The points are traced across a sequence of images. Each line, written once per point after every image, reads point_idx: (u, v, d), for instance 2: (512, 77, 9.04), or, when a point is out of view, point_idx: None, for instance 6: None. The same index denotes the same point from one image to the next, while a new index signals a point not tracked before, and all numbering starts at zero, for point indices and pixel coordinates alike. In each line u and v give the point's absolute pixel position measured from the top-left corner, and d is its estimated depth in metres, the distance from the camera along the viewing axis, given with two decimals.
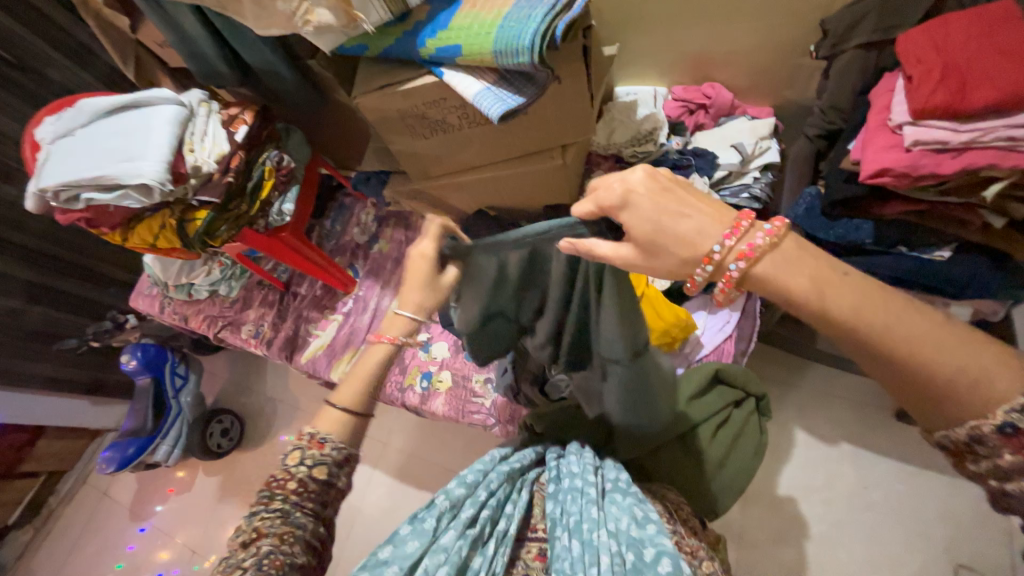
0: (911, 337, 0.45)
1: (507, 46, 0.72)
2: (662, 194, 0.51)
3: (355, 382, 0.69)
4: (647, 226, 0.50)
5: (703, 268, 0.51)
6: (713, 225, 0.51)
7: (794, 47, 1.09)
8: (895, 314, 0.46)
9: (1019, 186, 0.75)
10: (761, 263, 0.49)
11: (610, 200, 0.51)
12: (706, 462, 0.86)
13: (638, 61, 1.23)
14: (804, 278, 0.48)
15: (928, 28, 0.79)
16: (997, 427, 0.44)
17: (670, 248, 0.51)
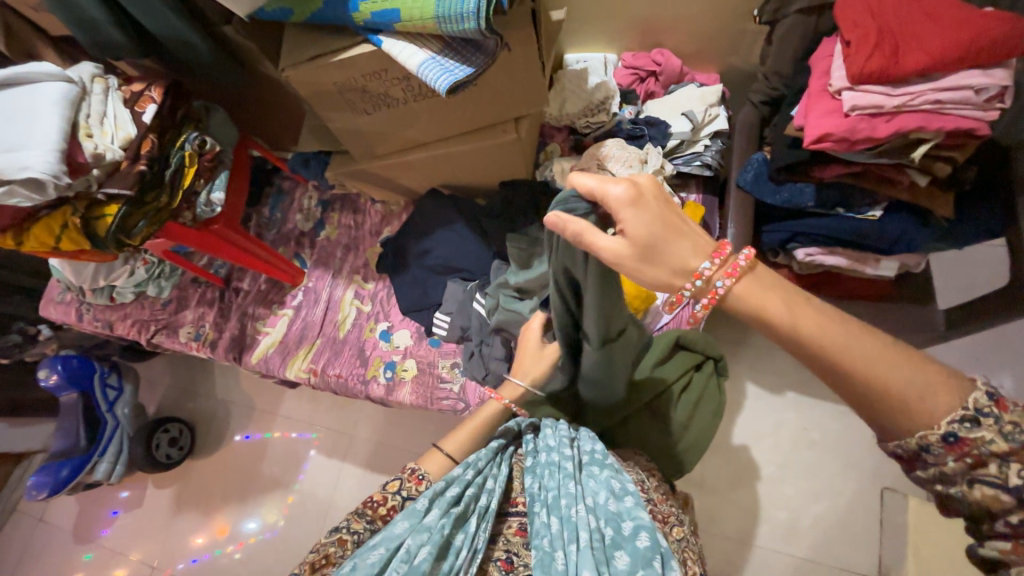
0: (871, 355, 0.48)
1: (450, 10, 0.66)
2: (661, 206, 0.49)
3: (465, 430, 0.78)
4: (643, 230, 0.48)
5: (691, 284, 0.50)
6: (699, 241, 0.50)
7: (738, 12, 1.09)
8: (856, 337, 0.49)
9: (942, 145, 0.80)
10: (740, 283, 0.50)
11: (619, 192, 0.48)
12: (671, 426, 0.90)
13: (587, 26, 1.19)
14: (776, 300, 0.49)
15: None
16: (942, 437, 0.48)
17: (664, 256, 0.49)
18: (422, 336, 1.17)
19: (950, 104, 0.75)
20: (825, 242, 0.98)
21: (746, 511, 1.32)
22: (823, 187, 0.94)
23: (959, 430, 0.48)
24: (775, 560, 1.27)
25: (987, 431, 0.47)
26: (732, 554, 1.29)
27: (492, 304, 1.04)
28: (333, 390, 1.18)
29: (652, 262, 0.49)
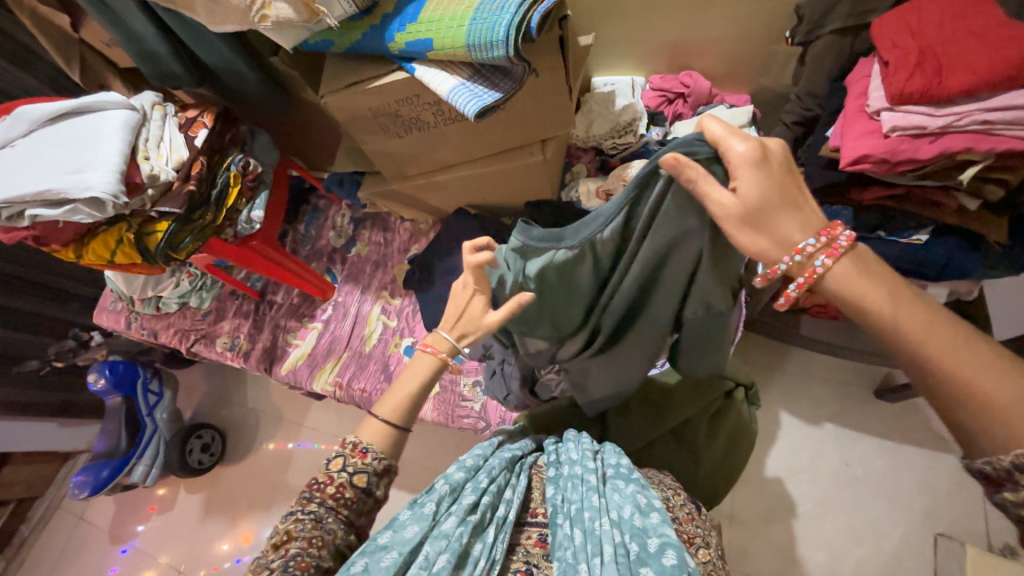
0: (969, 356, 0.46)
1: (481, 39, 0.68)
2: (780, 174, 0.48)
3: (396, 395, 0.68)
4: (755, 192, 0.47)
5: (789, 258, 0.48)
6: (811, 217, 0.48)
7: (768, 35, 1.08)
8: (953, 337, 0.46)
9: (994, 168, 0.76)
10: (845, 263, 0.48)
11: (745, 149, 0.46)
12: (698, 454, 0.87)
13: (615, 51, 1.21)
14: (880, 289, 0.47)
15: (901, 12, 0.80)
16: None
17: (768, 223, 0.48)
18: None
19: (1001, 125, 0.71)
20: None
21: (782, 550, 1.24)
22: (863, 209, 0.91)
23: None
24: None
25: None
26: None
27: None
28: (357, 404, 1.20)
29: (757, 228, 0.48)
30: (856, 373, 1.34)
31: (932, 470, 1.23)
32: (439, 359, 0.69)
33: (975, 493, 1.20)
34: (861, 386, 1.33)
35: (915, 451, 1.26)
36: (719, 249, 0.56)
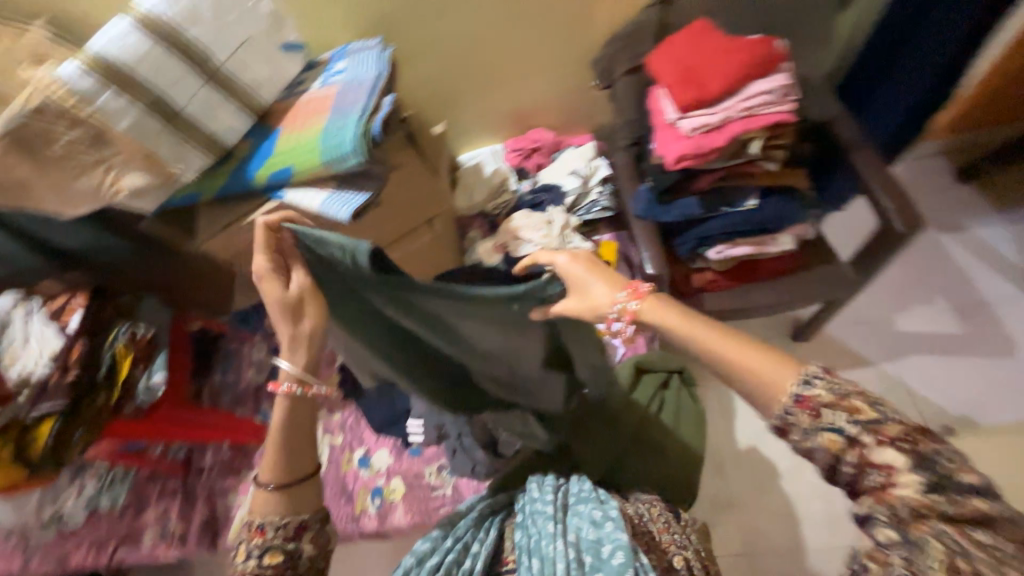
0: (744, 355, 0.51)
1: (334, 154, 0.77)
2: (592, 262, 0.64)
3: (276, 453, 0.63)
4: (579, 280, 0.63)
5: (613, 308, 0.60)
6: (615, 278, 0.62)
7: (583, 86, 1.31)
8: (734, 342, 0.53)
9: (773, 137, 0.96)
10: (650, 299, 0.59)
11: (563, 261, 0.65)
12: (661, 449, 0.91)
13: (470, 130, 1.39)
14: (667, 312, 0.57)
15: (661, 52, 1.02)
16: (826, 430, 0.46)
17: (593, 289, 0.62)
18: (400, 451, 1.13)
19: (758, 107, 0.93)
20: (724, 237, 1.08)
21: (779, 514, 1.28)
22: (704, 195, 1.06)
23: (803, 391, 0.48)
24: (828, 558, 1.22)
25: (865, 420, 0.45)
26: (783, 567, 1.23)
27: None
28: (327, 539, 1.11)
29: (584, 301, 0.62)
30: (775, 327, 1.45)
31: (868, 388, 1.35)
32: (291, 397, 0.63)
33: (907, 394, 1.33)
34: (782, 336, 1.44)
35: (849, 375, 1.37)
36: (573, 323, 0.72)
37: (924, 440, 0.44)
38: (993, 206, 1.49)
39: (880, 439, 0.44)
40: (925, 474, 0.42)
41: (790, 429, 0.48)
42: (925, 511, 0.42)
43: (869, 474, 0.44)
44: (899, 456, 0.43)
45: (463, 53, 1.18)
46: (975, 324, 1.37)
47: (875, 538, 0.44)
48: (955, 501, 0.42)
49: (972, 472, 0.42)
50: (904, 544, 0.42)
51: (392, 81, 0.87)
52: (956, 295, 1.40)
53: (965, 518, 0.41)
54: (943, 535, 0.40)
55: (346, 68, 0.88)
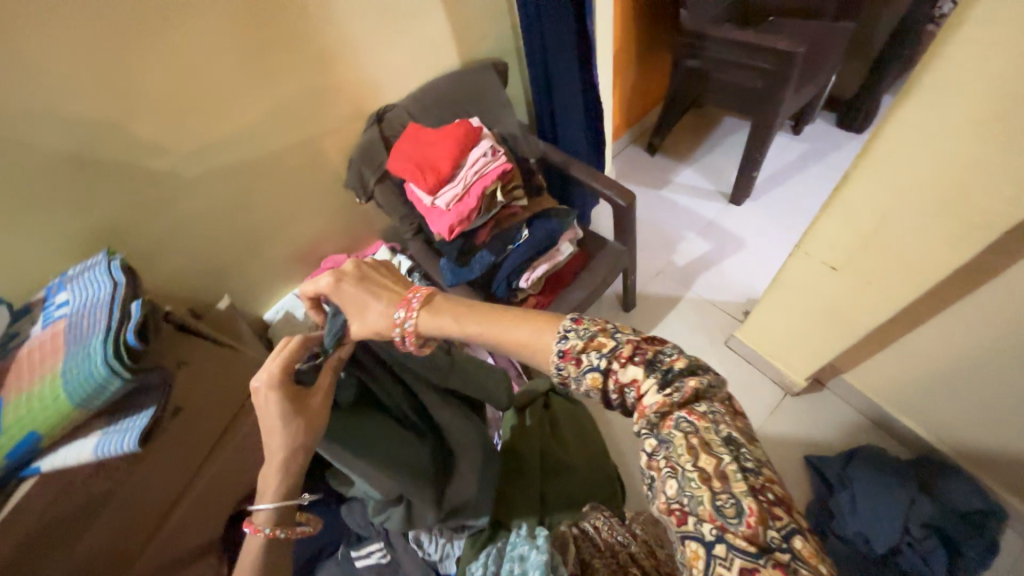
0: (510, 330, 0.60)
1: (87, 390, 0.67)
2: (364, 280, 0.70)
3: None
4: (351, 298, 0.69)
5: (396, 330, 0.65)
6: (394, 296, 0.68)
7: (349, 205, 1.43)
8: (505, 323, 0.61)
9: (508, 183, 1.20)
10: (425, 314, 0.65)
11: (330, 284, 0.70)
12: (569, 466, 0.98)
13: (261, 287, 1.35)
14: (447, 317, 0.63)
15: (394, 157, 1.19)
16: (586, 372, 0.55)
17: (368, 302, 0.67)
18: None
19: (484, 168, 1.15)
20: (524, 264, 1.25)
21: None
22: (489, 244, 1.22)
23: (564, 347, 0.57)
24: None
25: (607, 355, 0.55)
26: None
27: (381, 541, 0.92)
28: None
29: (362, 320, 0.67)
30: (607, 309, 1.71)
31: (687, 315, 1.67)
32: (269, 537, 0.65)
33: (709, 305, 1.68)
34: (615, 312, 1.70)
35: (672, 317, 1.68)
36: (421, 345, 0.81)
37: (649, 349, 0.55)
38: (675, 160, 2.08)
39: (622, 361, 0.54)
40: (655, 376, 0.52)
41: (568, 380, 0.57)
42: (665, 407, 0.51)
43: (627, 391, 0.54)
44: (638, 368, 0.53)
45: (214, 227, 1.16)
46: (715, 236, 1.84)
47: (646, 449, 0.51)
48: (677, 389, 0.52)
49: (681, 360, 0.54)
50: (659, 442, 0.50)
51: (135, 285, 0.80)
52: (692, 224, 1.89)
53: (688, 399, 0.51)
54: (679, 423, 0.49)
55: (70, 297, 0.79)
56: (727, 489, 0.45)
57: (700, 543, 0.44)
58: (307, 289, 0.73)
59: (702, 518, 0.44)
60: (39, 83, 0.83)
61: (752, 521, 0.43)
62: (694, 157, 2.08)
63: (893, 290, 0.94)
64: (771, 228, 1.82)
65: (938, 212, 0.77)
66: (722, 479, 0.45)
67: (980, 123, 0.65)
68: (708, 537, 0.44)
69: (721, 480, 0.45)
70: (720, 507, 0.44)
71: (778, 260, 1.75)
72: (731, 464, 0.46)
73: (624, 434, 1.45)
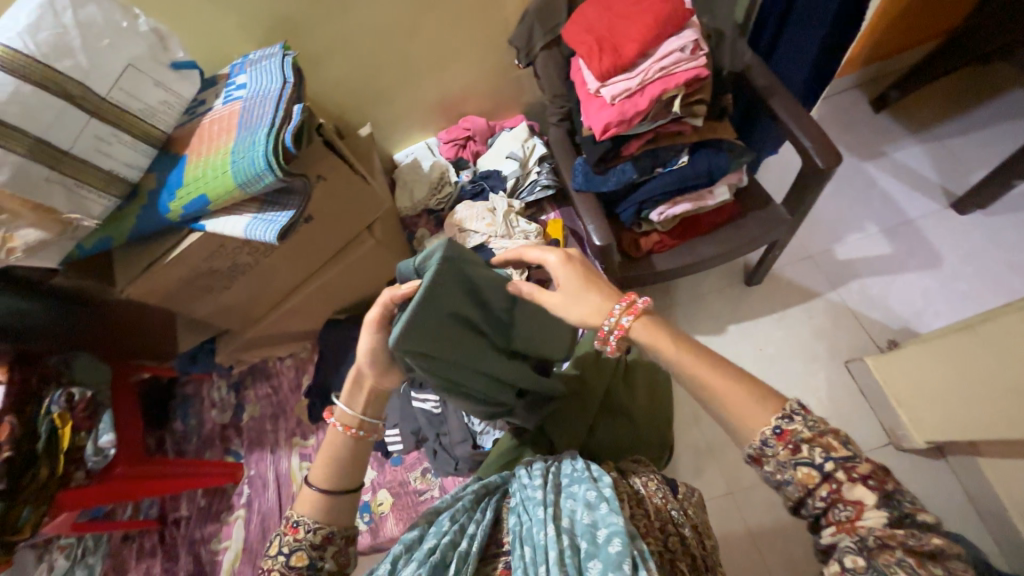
0: (727, 389, 0.59)
1: (247, 175, 0.73)
2: (581, 271, 0.69)
3: (321, 460, 0.69)
4: (570, 280, 0.69)
5: (608, 324, 0.66)
6: (611, 296, 0.68)
7: (505, 67, 1.31)
8: (724, 383, 0.60)
9: (691, 93, 0.99)
10: (642, 323, 0.65)
11: (553, 258, 0.69)
12: (632, 410, 0.98)
13: (399, 128, 1.36)
14: (669, 342, 0.64)
15: (574, 22, 1.02)
16: (801, 466, 0.53)
17: (585, 296, 0.68)
18: (382, 462, 1.13)
19: (672, 66, 0.95)
20: (664, 197, 1.11)
21: None
22: (636, 159, 1.07)
23: (783, 424, 0.55)
24: None
25: (840, 462, 0.52)
26: (770, 502, 1.26)
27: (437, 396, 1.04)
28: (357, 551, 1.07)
29: (575, 306, 0.68)
30: (727, 274, 1.52)
31: (817, 316, 1.43)
32: (341, 431, 0.70)
33: (851, 316, 1.41)
34: (736, 281, 1.51)
35: (797, 310, 1.45)
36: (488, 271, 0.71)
37: (886, 481, 0.53)
38: (905, 129, 1.59)
39: (852, 476, 0.52)
40: (887, 511, 0.51)
41: (766, 458, 0.56)
42: (890, 538, 0.48)
43: (840, 506, 0.52)
44: (868, 493, 0.51)
45: (375, 50, 1.14)
46: (905, 240, 1.46)
47: (840, 563, 0.49)
48: (914, 536, 0.49)
49: (924, 514, 0.51)
50: (869, 567, 0.47)
51: (300, 88, 0.82)
52: (883, 216, 1.50)
53: (923, 553, 0.48)
54: (904, 563, 0.47)
55: (247, 82, 0.83)
56: None
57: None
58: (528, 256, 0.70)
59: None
60: None
61: None
62: (936, 133, 1.57)
63: None
64: (992, 257, 1.40)
65: None
66: None
67: None
68: None
69: None
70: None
71: (975, 297, 1.37)
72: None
73: (685, 403, 1.39)
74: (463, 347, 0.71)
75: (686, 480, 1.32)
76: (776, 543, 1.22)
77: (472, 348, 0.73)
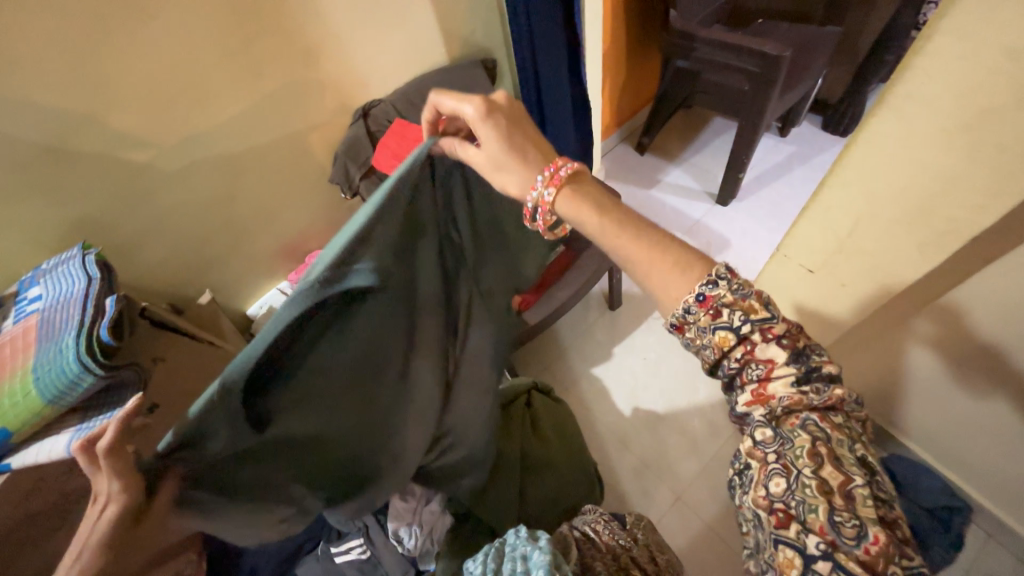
0: (646, 250, 0.58)
1: (59, 385, 0.66)
2: (505, 124, 0.65)
3: None
4: (495, 138, 0.64)
5: (529, 197, 0.64)
6: (537, 163, 0.66)
7: (336, 201, 1.42)
8: (642, 242, 0.59)
9: None
10: (565, 192, 0.63)
11: (472, 109, 0.65)
12: (551, 458, 1.08)
13: (244, 283, 1.35)
14: (589, 207, 0.62)
15: (379, 152, 1.19)
16: (723, 324, 0.53)
17: (509, 161, 0.65)
18: None
19: None
20: None
21: (686, 449, 1.42)
22: None
23: (707, 291, 0.54)
24: (731, 452, 1.39)
25: (760, 319, 0.53)
26: (712, 491, 1.35)
27: (362, 537, 0.89)
28: None
29: (501, 173, 0.65)
30: (594, 306, 1.73)
31: None
32: None
33: None
34: (602, 309, 1.72)
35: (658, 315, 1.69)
36: (357, 230, 0.57)
37: (800, 339, 0.54)
38: (664, 159, 2.10)
39: (766, 336, 0.53)
40: (798, 371, 0.52)
41: (687, 325, 0.56)
42: (796, 404, 0.51)
43: (753, 366, 0.53)
44: (781, 351, 0.52)
45: (196, 222, 1.15)
46: (701, 235, 1.86)
47: (753, 437, 0.52)
48: (818, 392, 0.51)
49: (831, 366, 0.53)
50: (776, 436, 0.50)
51: (111, 280, 0.79)
52: (680, 223, 1.90)
53: (825, 404, 0.51)
54: (807, 424, 0.50)
55: (43, 292, 0.78)
56: (849, 510, 0.45)
57: (799, 552, 0.45)
58: (444, 107, 0.67)
59: (810, 529, 0.45)
60: (13, 72, 0.81)
61: (872, 548, 0.43)
62: (683, 157, 2.09)
63: (869, 294, 0.96)
64: (756, 228, 1.85)
65: (904, 221, 0.79)
66: (845, 498, 0.46)
67: (937, 137, 0.68)
68: (810, 549, 0.44)
69: (845, 499, 0.46)
70: (838, 524, 0.44)
71: (762, 259, 1.77)
72: (861, 488, 0.46)
73: (608, 433, 1.47)
74: (371, 355, 0.67)
75: (639, 507, 1.35)
76: (732, 525, 1.29)
77: (381, 348, 0.68)
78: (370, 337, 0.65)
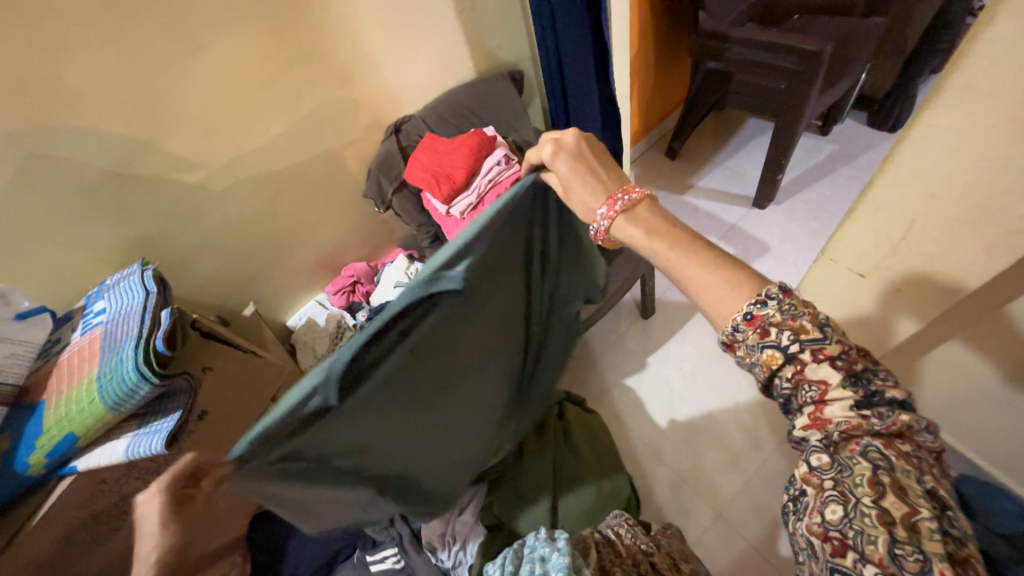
0: (701, 277, 0.55)
1: (120, 393, 0.71)
2: (575, 158, 0.65)
3: None
4: (564, 175, 0.65)
5: (590, 227, 0.63)
6: (597, 187, 0.63)
7: (370, 215, 1.47)
8: (699, 266, 0.56)
9: None
10: (620, 221, 0.61)
11: (545, 149, 0.65)
12: (584, 470, 1.06)
13: (285, 296, 1.41)
14: (640, 234, 0.60)
15: (411, 166, 1.22)
16: (767, 347, 0.51)
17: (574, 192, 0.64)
18: None
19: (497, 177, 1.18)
20: None
21: (726, 463, 1.35)
22: None
23: (754, 311, 0.51)
24: (775, 466, 1.32)
25: (811, 337, 0.49)
26: (755, 508, 1.28)
27: (396, 546, 0.89)
28: None
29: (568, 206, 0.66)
30: (625, 314, 1.69)
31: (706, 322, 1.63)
32: None
33: None
34: (635, 318, 1.68)
35: (692, 324, 1.63)
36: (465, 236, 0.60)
37: (858, 360, 0.49)
38: (695, 164, 2.05)
39: (821, 358, 0.49)
40: (857, 394, 0.48)
41: (735, 343, 0.53)
42: (856, 429, 0.47)
43: (805, 386, 0.49)
44: (835, 372, 0.48)
45: (241, 237, 1.22)
46: (738, 240, 1.79)
47: (808, 461, 0.49)
48: (881, 417, 0.47)
49: (899, 391, 0.48)
50: (833, 462, 0.47)
51: (166, 294, 0.85)
52: (715, 228, 1.85)
53: (891, 431, 0.47)
54: (868, 450, 0.46)
55: (107, 305, 0.84)
56: (914, 543, 0.41)
57: None
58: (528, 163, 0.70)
59: (868, 560, 0.41)
60: (82, 103, 0.89)
61: None
62: (716, 160, 2.04)
63: (927, 299, 0.89)
64: (797, 231, 1.77)
65: (965, 218, 0.73)
66: (910, 530, 0.41)
67: (1001, 128, 0.62)
68: None
69: (909, 531, 0.41)
70: (900, 558, 0.41)
71: (804, 263, 1.69)
72: (928, 521, 0.42)
73: (642, 445, 1.43)
74: (451, 354, 0.70)
75: (677, 523, 1.29)
76: (779, 545, 1.22)
77: (456, 352, 0.71)
78: (451, 344, 0.69)
